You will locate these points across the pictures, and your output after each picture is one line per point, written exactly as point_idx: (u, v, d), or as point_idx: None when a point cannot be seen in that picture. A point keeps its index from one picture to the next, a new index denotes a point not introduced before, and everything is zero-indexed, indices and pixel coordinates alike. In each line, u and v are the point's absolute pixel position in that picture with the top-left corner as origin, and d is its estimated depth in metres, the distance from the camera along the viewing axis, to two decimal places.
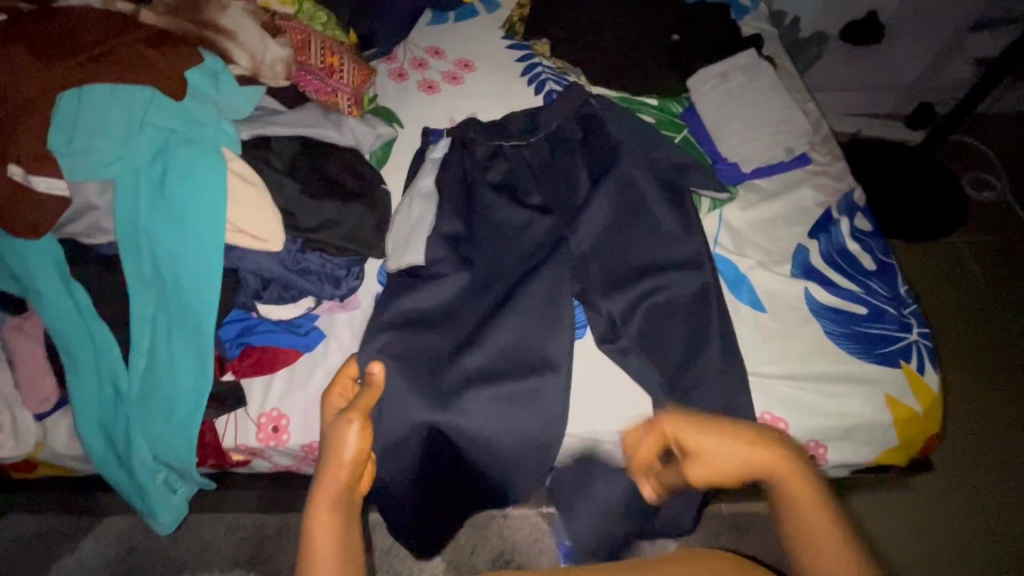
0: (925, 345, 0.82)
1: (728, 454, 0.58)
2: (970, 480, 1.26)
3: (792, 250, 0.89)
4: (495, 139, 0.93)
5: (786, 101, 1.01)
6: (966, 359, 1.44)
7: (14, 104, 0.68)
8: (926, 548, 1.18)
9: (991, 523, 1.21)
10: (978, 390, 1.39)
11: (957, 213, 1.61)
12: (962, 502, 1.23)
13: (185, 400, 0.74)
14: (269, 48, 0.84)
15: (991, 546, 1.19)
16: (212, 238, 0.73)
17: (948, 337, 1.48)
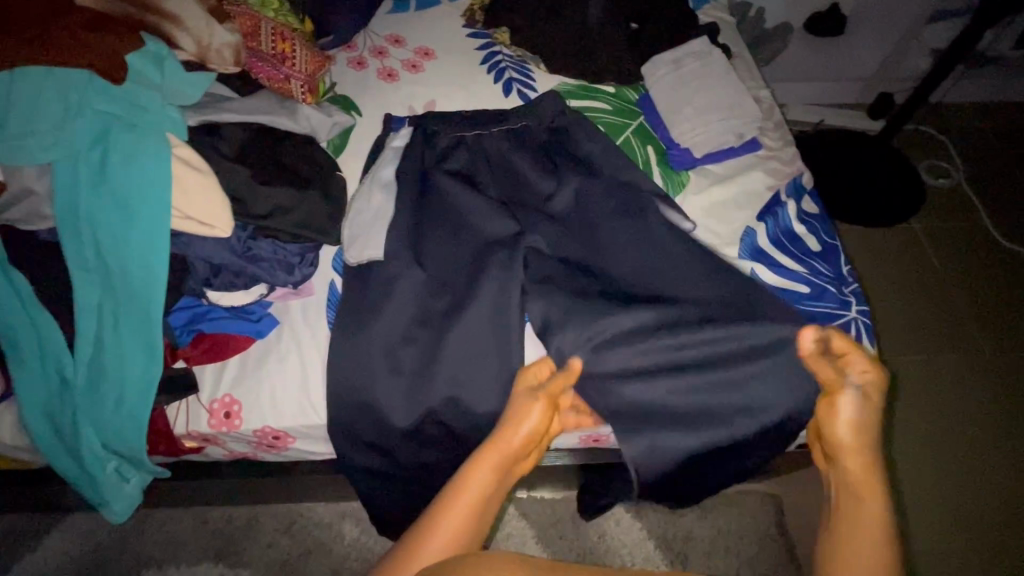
0: (864, 321, 0.85)
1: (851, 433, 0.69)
2: (912, 456, 1.32)
3: (740, 233, 0.91)
4: (458, 130, 0.94)
5: (738, 87, 1.03)
6: (909, 343, 1.49)
7: None
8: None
9: (947, 493, 1.28)
10: (919, 371, 1.45)
11: (919, 201, 1.67)
12: (918, 476, 1.29)
13: (134, 388, 0.73)
14: (215, 32, 0.83)
15: (933, 517, 1.25)
16: (158, 223, 0.72)
17: (892, 321, 1.53)
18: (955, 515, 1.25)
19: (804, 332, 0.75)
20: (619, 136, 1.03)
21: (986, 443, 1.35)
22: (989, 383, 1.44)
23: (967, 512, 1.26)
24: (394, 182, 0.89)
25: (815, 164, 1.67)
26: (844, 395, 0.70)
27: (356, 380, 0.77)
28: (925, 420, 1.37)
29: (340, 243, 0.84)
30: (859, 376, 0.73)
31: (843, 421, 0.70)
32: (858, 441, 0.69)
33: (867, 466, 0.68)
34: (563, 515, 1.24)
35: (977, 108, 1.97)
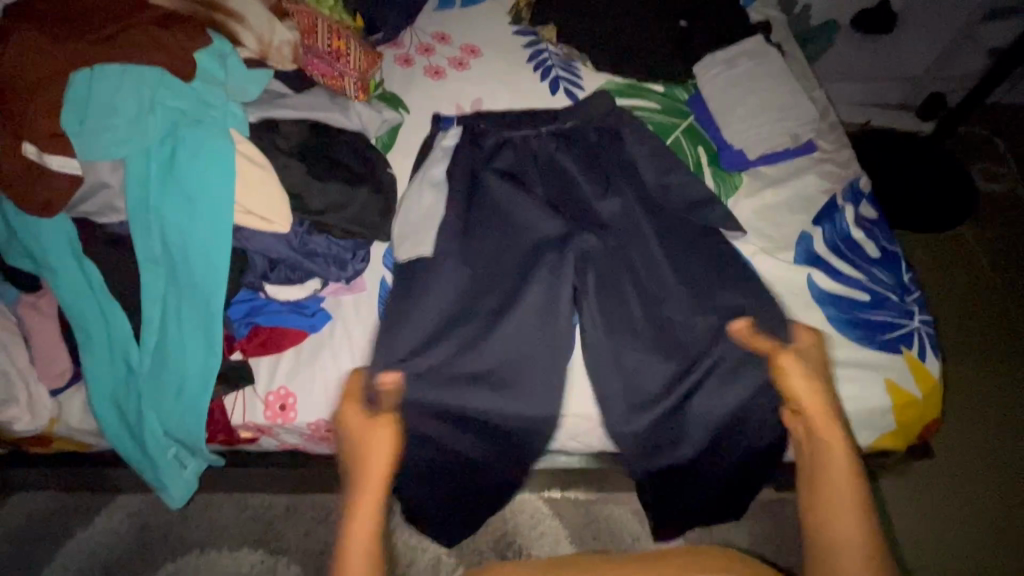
0: (927, 332, 0.81)
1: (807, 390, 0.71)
2: (970, 465, 1.28)
3: (797, 238, 0.89)
4: (504, 130, 0.93)
5: (795, 87, 1.00)
6: (969, 353, 1.44)
7: (30, 83, 0.69)
8: (934, 529, 1.20)
9: (1000, 500, 1.24)
10: (979, 382, 1.39)
11: (959, 215, 1.61)
12: (969, 482, 1.25)
13: (195, 376, 0.75)
14: (277, 31, 0.85)
15: (999, 537, 1.20)
16: (221, 217, 0.74)
17: (950, 331, 1.48)
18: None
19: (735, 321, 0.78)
20: (670, 136, 1.02)
21: None
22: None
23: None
24: (445, 180, 0.89)
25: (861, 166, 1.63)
26: (784, 359, 0.73)
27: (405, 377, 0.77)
28: (987, 435, 1.32)
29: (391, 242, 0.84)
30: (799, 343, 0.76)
31: (791, 380, 0.72)
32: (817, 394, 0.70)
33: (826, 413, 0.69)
34: (597, 516, 1.24)
35: None
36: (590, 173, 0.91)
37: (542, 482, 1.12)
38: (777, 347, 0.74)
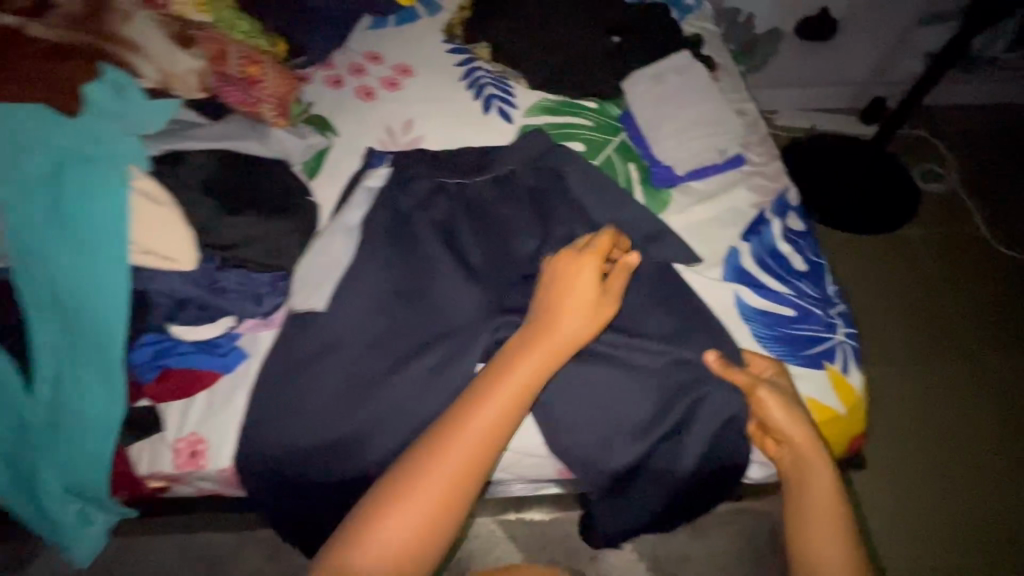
0: (851, 345, 0.81)
1: (788, 423, 0.70)
2: (921, 472, 1.32)
3: (724, 253, 0.89)
4: (438, 174, 0.94)
5: (721, 103, 1.01)
6: (893, 357, 1.47)
7: None
8: (897, 543, 1.23)
9: (955, 502, 1.28)
10: (906, 384, 1.43)
11: (894, 221, 1.67)
12: (923, 489, 1.29)
13: (96, 426, 0.71)
14: (180, 60, 0.83)
15: (952, 534, 1.24)
16: (115, 256, 0.70)
17: (871, 339, 1.50)
18: (972, 527, 1.25)
19: (707, 353, 0.74)
20: (601, 154, 1.01)
21: (983, 442, 1.36)
22: (977, 384, 1.44)
23: (983, 522, 1.26)
24: (360, 226, 0.89)
25: (795, 169, 1.70)
26: (766, 392, 0.71)
27: (333, 413, 0.76)
28: (933, 438, 1.36)
29: (291, 291, 0.82)
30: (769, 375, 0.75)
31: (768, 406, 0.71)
32: (799, 426, 0.69)
33: (812, 447, 0.69)
34: (553, 537, 1.22)
35: (970, 110, 1.95)
36: (525, 213, 0.92)
37: (491, 508, 1.09)
38: (756, 379, 0.72)
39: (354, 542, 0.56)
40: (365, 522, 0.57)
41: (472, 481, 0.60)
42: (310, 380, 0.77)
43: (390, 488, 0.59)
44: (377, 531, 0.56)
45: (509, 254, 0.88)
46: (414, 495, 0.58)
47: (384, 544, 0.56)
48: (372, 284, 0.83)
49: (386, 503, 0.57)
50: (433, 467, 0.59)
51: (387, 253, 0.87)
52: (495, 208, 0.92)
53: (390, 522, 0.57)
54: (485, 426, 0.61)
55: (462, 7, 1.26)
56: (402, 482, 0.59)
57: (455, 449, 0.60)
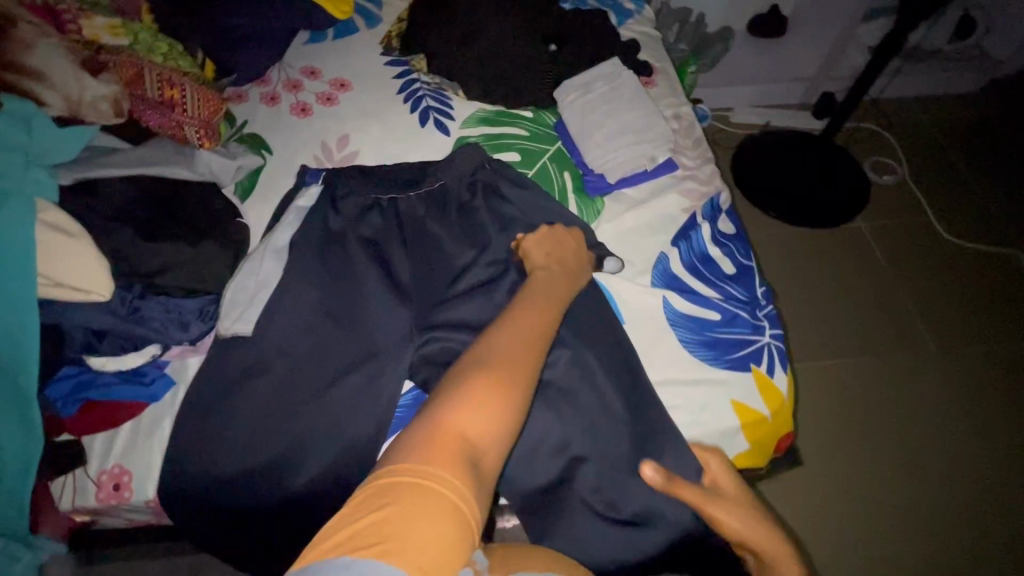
0: (777, 346, 0.82)
1: (746, 527, 0.60)
2: (884, 465, 1.34)
3: (654, 259, 0.90)
4: (370, 192, 0.94)
5: (651, 108, 1.01)
6: (847, 350, 1.50)
7: None
8: (864, 540, 1.25)
9: (918, 493, 1.31)
10: (862, 376, 1.46)
11: (844, 214, 1.69)
12: (887, 483, 1.32)
13: (9, 464, 0.69)
14: (87, 85, 0.80)
15: (921, 522, 1.28)
16: (23, 291, 0.69)
17: (823, 336, 1.52)
18: (937, 510, 1.29)
19: (644, 470, 0.60)
20: (535, 164, 1.02)
21: (942, 432, 1.40)
22: (928, 366, 1.49)
23: (947, 503, 1.30)
24: (289, 246, 0.88)
25: (744, 167, 1.73)
26: (715, 508, 0.61)
27: (261, 438, 0.75)
28: (894, 431, 1.39)
29: (218, 314, 0.81)
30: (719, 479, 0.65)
31: (724, 519, 0.61)
32: (756, 526, 0.60)
33: (778, 545, 0.60)
34: None
35: (917, 101, 1.99)
36: (457, 228, 0.93)
37: None
38: (705, 495, 0.61)
39: (442, 422, 0.50)
40: (449, 405, 0.51)
41: (531, 378, 0.58)
42: (236, 406, 0.77)
43: (460, 382, 0.54)
44: (458, 414, 0.51)
45: (442, 268, 0.89)
46: (487, 383, 0.54)
47: (467, 427, 0.50)
48: (302, 306, 0.83)
49: (465, 390, 0.53)
50: (497, 359, 0.57)
51: (317, 272, 0.86)
52: (427, 223, 0.93)
53: (474, 405, 0.52)
54: (529, 333, 0.62)
55: (401, 19, 1.26)
56: (474, 371, 0.55)
57: (509, 346, 0.59)
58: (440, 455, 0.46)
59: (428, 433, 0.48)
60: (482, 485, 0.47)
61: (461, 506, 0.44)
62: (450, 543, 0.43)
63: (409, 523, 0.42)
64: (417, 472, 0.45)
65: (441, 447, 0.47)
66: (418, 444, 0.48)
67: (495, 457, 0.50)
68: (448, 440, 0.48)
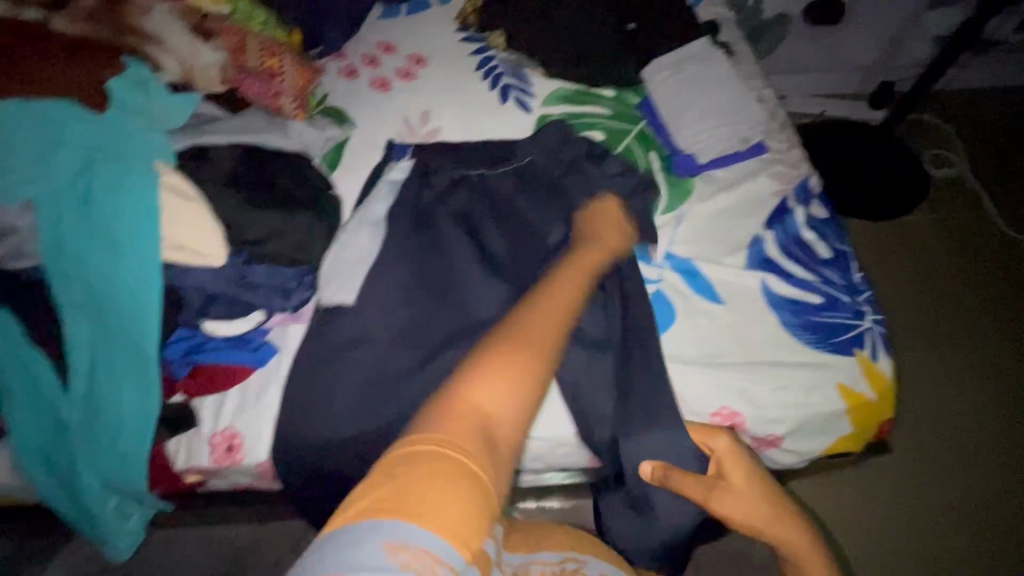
0: (878, 331, 0.81)
1: (754, 513, 0.57)
2: (934, 461, 1.32)
3: (748, 241, 0.89)
4: (458, 167, 0.94)
5: (741, 91, 1.02)
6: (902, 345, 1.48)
7: None
8: (908, 534, 1.24)
9: (967, 492, 1.29)
10: (919, 371, 1.44)
11: (906, 205, 1.66)
12: (936, 480, 1.30)
13: (131, 421, 0.71)
14: (200, 53, 0.83)
15: (968, 521, 1.26)
16: (147, 254, 0.70)
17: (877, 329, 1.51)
18: (986, 512, 1.27)
19: (641, 466, 0.65)
20: (622, 143, 1.00)
21: (999, 434, 1.36)
22: (969, 369, 1.45)
23: (994, 507, 1.28)
24: (386, 218, 0.88)
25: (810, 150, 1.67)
26: (717, 502, 0.58)
27: (364, 407, 0.76)
28: (948, 430, 1.36)
29: (319, 285, 0.82)
30: (725, 463, 0.60)
31: (723, 508, 0.58)
32: (764, 510, 0.57)
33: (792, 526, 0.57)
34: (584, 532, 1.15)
35: (977, 94, 1.94)
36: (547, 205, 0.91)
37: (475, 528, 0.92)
38: (704, 488, 0.59)
39: (458, 393, 0.47)
40: (469, 376, 0.49)
41: (557, 347, 0.54)
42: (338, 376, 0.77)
43: (481, 351, 0.51)
44: (475, 383, 0.48)
45: (536, 246, 0.87)
46: (509, 352, 0.51)
47: (487, 401, 0.47)
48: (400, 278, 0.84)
49: (486, 357, 0.50)
50: (522, 328, 0.54)
51: (413, 246, 0.87)
52: (518, 199, 0.92)
53: (499, 376, 0.49)
54: (556, 303, 0.58)
55: None
56: (495, 340, 0.52)
57: (538, 317, 0.56)
58: (458, 429, 0.44)
59: (445, 405, 0.46)
60: (503, 461, 0.45)
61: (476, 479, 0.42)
62: (458, 517, 0.41)
63: (414, 498, 0.41)
64: (436, 441, 0.43)
65: (455, 419, 0.45)
66: (435, 414, 0.46)
67: (515, 431, 0.47)
68: (463, 411, 0.46)
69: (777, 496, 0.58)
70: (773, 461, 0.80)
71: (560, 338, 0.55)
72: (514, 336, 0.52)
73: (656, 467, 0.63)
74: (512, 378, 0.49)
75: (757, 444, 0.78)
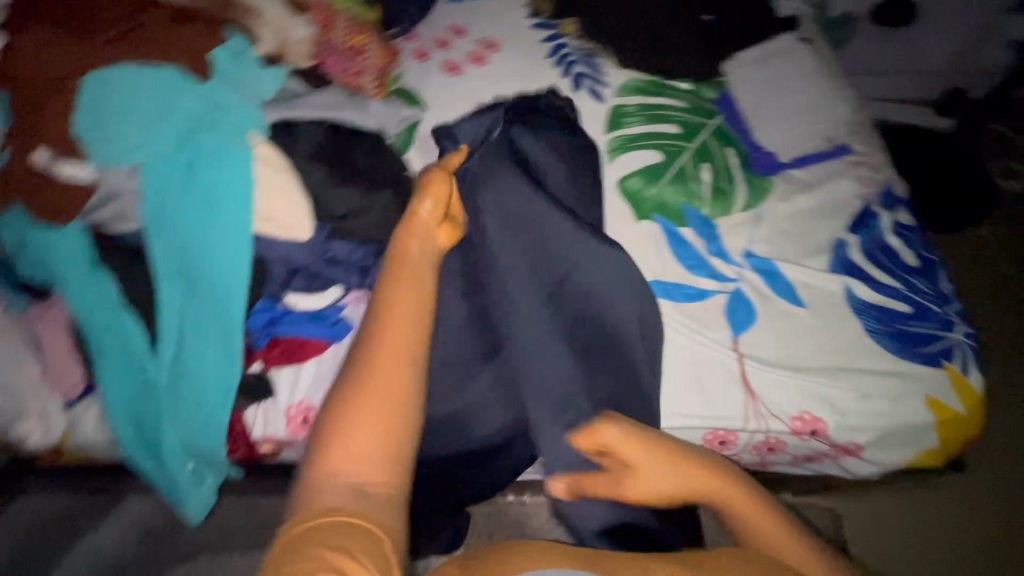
0: (968, 345, 0.80)
1: (668, 484, 0.62)
2: None
3: (831, 245, 0.86)
4: None
5: (825, 90, 1.01)
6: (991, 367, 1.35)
7: (48, 82, 0.69)
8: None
9: None
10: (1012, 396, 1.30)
11: (986, 207, 1.54)
12: None
13: (215, 389, 0.72)
14: (293, 27, 0.84)
15: None
16: (241, 225, 0.71)
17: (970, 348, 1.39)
18: None
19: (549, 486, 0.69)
20: (696, 138, 0.94)
21: None
22: None
23: None
24: None
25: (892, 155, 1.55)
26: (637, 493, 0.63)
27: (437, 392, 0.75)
28: None
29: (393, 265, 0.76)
30: (620, 450, 0.62)
31: (634, 491, 0.63)
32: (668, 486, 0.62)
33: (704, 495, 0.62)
34: None
35: None
36: (622, 198, 0.87)
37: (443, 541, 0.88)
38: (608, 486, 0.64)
39: (318, 471, 0.50)
40: (329, 447, 0.51)
41: (418, 368, 0.55)
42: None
43: (334, 415, 0.52)
44: (338, 451, 0.50)
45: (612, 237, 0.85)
46: (360, 406, 0.51)
47: (347, 462, 0.50)
48: None
49: (339, 425, 0.51)
50: (377, 367, 0.53)
51: None
52: None
53: (360, 426, 0.51)
54: (408, 312, 0.56)
55: None
56: (347, 397, 0.52)
57: (389, 341, 0.54)
58: (328, 499, 0.48)
59: (312, 489, 0.49)
60: (384, 498, 0.49)
61: (365, 535, 0.46)
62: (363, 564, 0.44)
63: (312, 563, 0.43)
64: (325, 513, 0.47)
65: (328, 492, 0.48)
66: (311, 492, 0.49)
67: (387, 468, 0.50)
68: (334, 484, 0.49)
69: (672, 457, 0.62)
70: (845, 467, 0.79)
71: (417, 349, 0.55)
72: (353, 379, 0.53)
73: (565, 481, 0.67)
74: (366, 423, 0.51)
75: (834, 450, 0.77)
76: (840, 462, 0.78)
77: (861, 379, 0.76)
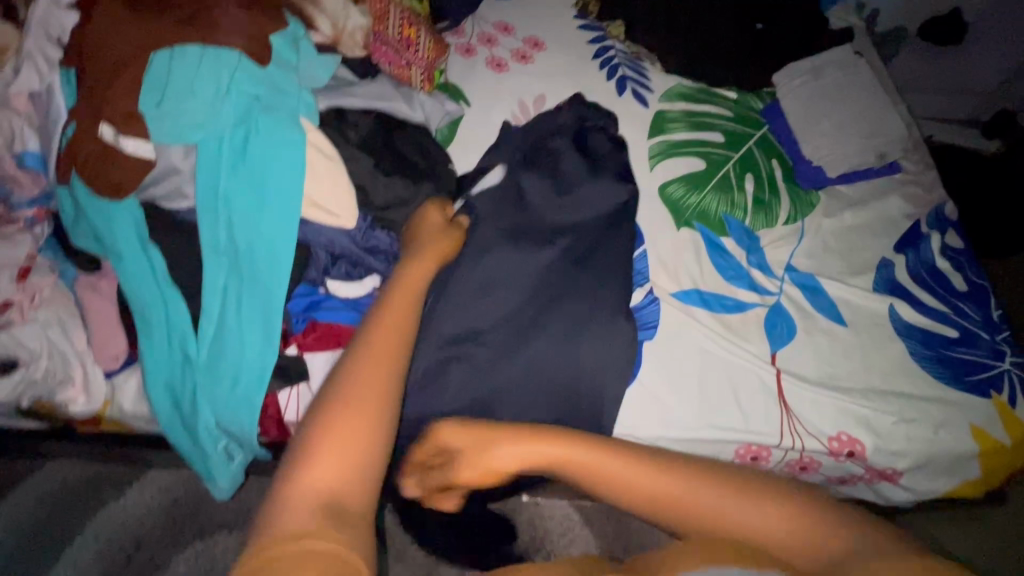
0: (1018, 374, 0.78)
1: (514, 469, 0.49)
2: None
3: (877, 263, 0.84)
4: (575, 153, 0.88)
5: (880, 104, 0.98)
6: None
7: (114, 61, 0.70)
8: None
9: None
10: None
11: None
12: None
13: (251, 370, 0.73)
14: (351, 16, 0.84)
15: None
16: (290, 209, 0.72)
17: None
18: None
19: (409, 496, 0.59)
20: (742, 148, 0.93)
21: None
22: None
23: None
24: None
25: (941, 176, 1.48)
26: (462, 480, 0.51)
27: None
28: None
29: None
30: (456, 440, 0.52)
31: (465, 473, 0.50)
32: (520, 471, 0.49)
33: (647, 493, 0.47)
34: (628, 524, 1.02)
35: None
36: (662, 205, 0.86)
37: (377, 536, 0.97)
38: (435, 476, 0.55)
39: (281, 493, 0.40)
40: (298, 464, 0.41)
41: (401, 375, 0.47)
42: (451, 362, 0.69)
43: (308, 427, 0.44)
44: (313, 470, 0.41)
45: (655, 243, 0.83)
46: (345, 414, 0.43)
47: (321, 479, 0.41)
48: None
49: (315, 435, 0.42)
50: (361, 373, 0.45)
51: None
52: None
53: (341, 439, 0.42)
54: (398, 321, 0.50)
55: None
56: (327, 404, 0.44)
57: (379, 343, 0.48)
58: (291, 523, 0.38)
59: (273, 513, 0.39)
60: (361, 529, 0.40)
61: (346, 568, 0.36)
62: None
63: None
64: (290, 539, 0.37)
65: (291, 517, 0.39)
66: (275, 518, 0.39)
67: (367, 494, 0.42)
68: (300, 505, 0.39)
69: (523, 440, 0.50)
70: (878, 491, 0.77)
71: (406, 358, 0.49)
72: (335, 387, 0.45)
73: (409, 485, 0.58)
74: (349, 435, 0.43)
75: (870, 474, 0.75)
76: (875, 487, 0.76)
77: (902, 404, 0.74)
